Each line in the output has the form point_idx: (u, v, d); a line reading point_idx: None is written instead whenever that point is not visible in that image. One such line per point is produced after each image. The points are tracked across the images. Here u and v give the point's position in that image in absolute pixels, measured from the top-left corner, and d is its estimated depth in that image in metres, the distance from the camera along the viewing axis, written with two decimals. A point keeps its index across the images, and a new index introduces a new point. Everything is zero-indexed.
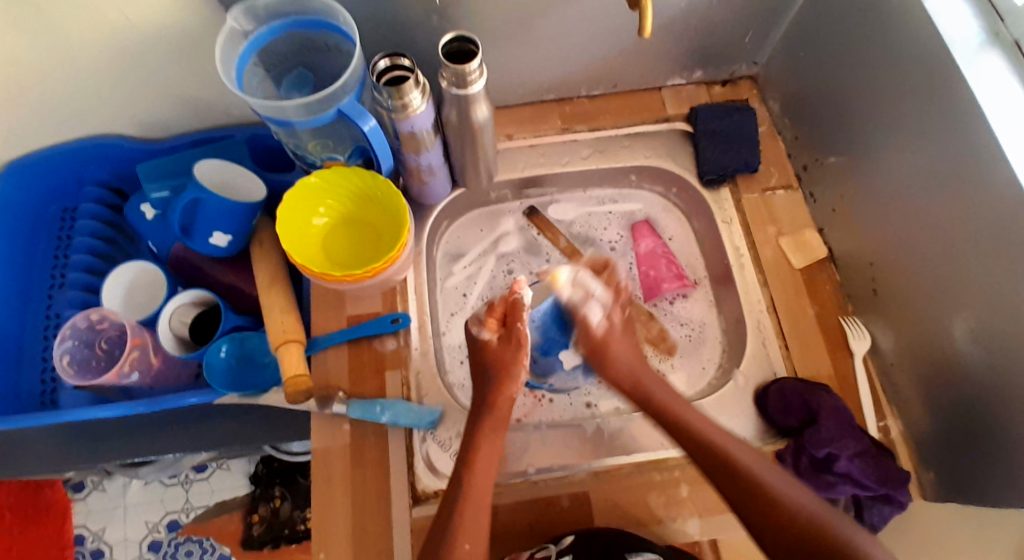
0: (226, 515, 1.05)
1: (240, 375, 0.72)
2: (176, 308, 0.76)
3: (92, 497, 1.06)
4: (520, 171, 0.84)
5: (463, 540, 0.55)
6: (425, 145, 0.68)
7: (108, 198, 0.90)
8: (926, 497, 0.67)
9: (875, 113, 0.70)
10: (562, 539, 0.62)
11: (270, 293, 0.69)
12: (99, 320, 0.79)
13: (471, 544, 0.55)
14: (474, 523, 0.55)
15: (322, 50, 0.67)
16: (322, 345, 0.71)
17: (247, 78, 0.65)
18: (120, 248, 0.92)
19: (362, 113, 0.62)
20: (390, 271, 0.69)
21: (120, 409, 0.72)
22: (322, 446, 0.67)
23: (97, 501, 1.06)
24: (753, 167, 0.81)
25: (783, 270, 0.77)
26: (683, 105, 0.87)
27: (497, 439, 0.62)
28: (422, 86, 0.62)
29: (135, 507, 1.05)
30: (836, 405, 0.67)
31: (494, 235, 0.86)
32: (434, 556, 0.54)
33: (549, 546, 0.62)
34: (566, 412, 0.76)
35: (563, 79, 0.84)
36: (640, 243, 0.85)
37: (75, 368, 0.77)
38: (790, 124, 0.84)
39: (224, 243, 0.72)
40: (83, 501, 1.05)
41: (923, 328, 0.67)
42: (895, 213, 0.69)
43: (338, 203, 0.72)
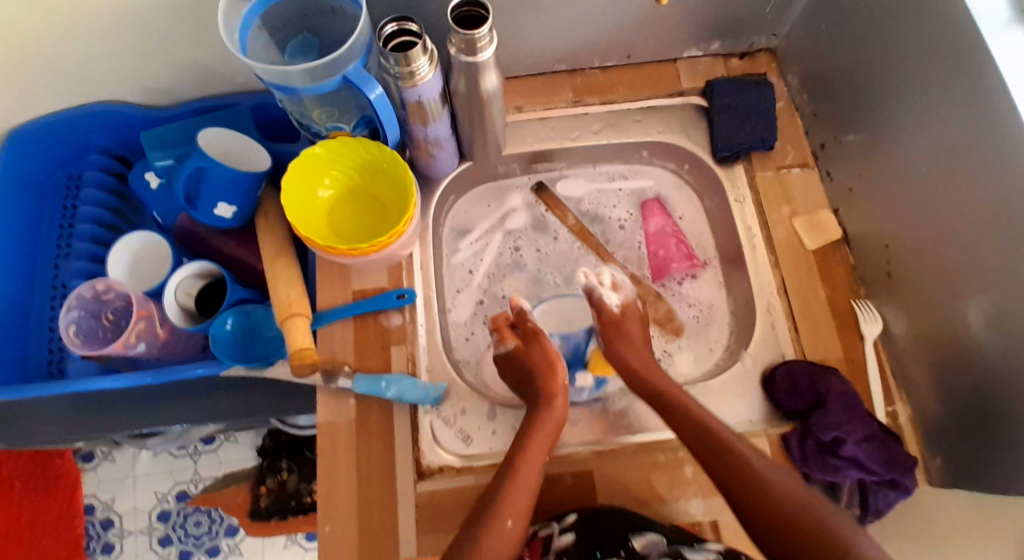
0: (233, 487, 1.07)
1: (245, 348, 0.72)
2: (181, 279, 0.76)
3: (102, 467, 1.08)
4: (529, 145, 0.82)
5: (506, 514, 0.54)
6: (433, 116, 0.67)
7: (112, 166, 0.89)
8: (931, 483, 0.67)
9: (898, 89, 0.67)
10: (565, 518, 0.62)
11: (275, 267, 0.69)
12: (105, 291, 0.78)
13: (513, 521, 0.54)
14: (519, 501, 0.55)
15: (327, 13, 0.65)
16: (327, 319, 0.70)
17: (251, 42, 0.64)
18: (126, 219, 0.91)
19: (368, 81, 0.60)
20: (395, 245, 0.68)
21: (127, 380, 0.72)
22: (327, 420, 0.67)
23: (107, 471, 1.07)
24: (769, 144, 0.79)
25: (795, 251, 0.76)
26: (698, 79, 0.84)
27: (551, 429, 0.62)
28: (430, 53, 0.60)
29: (145, 478, 1.07)
30: (844, 388, 0.66)
31: (501, 211, 0.85)
32: (477, 528, 0.53)
33: (552, 524, 0.62)
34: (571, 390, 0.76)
35: (575, 49, 0.82)
36: (650, 222, 0.84)
37: (81, 339, 0.77)
38: (809, 100, 0.82)
39: (230, 214, 0.72)
40: (93, 471, 1.07)
41: (937, 312, 0.66)
42: (914, 193, 0.67)
43: (343, 175, 0.71)
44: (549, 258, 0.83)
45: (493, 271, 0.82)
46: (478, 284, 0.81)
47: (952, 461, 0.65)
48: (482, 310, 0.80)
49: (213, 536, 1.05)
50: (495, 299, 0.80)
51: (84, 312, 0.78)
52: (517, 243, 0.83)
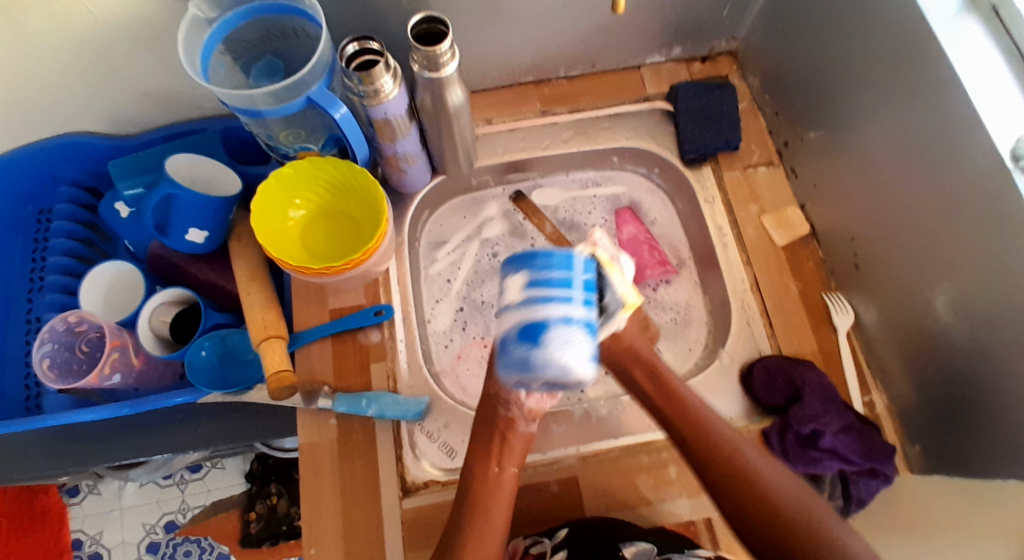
0: (223, 513, 1.05)
1: (224, 372, 0.70)
2: (155, 306, 0.74)
3: (87, 501, 1.05)
4: (500, 156, 0.83)
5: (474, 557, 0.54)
6: (401, 132, 0.67)
7: (82, 198, 0.88)
8: (912, 470, 0.68)
9: (857, 86, 0.69)
10: (556, 534, 0.62)
11: (249, 291, 0.68)
12: (77, 323, 0.77)
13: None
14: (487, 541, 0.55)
15: (289, 36, 0.66)
16: (305, 339, 0.70)
17: (214, 67, 0.64)
18: (97, 249, 0.89)
19: (332, 101, 0.60)
20: (370, 262, 0.68)
21: (103, 412, 0.71)
22: (309, 441, 0.66)
23: (92, 504, 1.05)
24: (735, 145, 0.81)
25: (766, 248, 0.77)
26: (663, 84, 0.86)
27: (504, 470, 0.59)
28: (393, 70, 0.61)
29: (132, 510, 1.05)
30: (820, 381, 0.68)
31: (477, 221, 0.85)
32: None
33: (543, 541, 0.61)
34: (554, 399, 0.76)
35: (539, 60, 0.83)
36: (623, 229, 0.84)
37: (55, 372, 0.76)
38: (771, 100, 0.83)
39: (202, 239, 0.72)
40: (79, 504, 1.05)
41: (907, 302, 0.67)
42: (876, 187, 0.69)
43: (315, 195, 0.71)
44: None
45: (471, 280, 0.82)
46: (457, 292, 0.81)
47: (931, 448, 0.66)
48: (462, 317, 0.80)
49: None
50: (473, 304, 0.81)
51: (58, 345, 0.76)
52: (494, 250, 0.84)
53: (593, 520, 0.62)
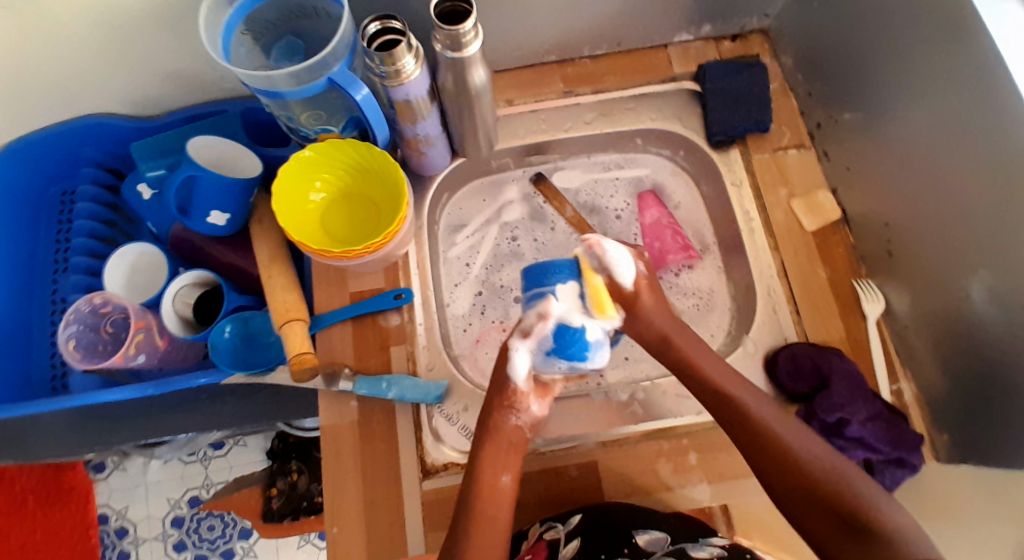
0: (245, 490, 1.07)
1: (245, 354, 0.70)
2: (180, 288, 0.75)
3: (114, 477, 1.08)
4: (521, 138, 0.81)
5: (477, 532, 0.54)
6: (422, 114, 0.66)
7: (104, 178, 0.88)
8: (939, 459, 0.66)
9: (896, 65, 0.66)
10: (570, 519, 0.61)
11: (271, 273, 0.68)
12: (102, 304, 0.78)
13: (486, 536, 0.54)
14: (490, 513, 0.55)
15: (310, 15, 0.65)
16: (326, 322, 0.70)
17: (235, 48, 0.63)
18: (120, 231, 0.90)
19: (353, 81, 0.59)
20: (389, 246, 0.67)
21: (130, 391, 0.71)
22: (329, 423, 0.67)
23: (118, 479, 1.08)
24: (765, 126, 0.78)
25: (794, 233, 0.75)
26: (691, 63, 0.83)
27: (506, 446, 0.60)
28: (416, 50, 0.60)
29: (156, 485, 1.08)
30: (847, 368, 0.66)
31: (497, 205, 0.84)
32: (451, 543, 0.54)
33: (557, 526, 0.61)
34: (574, 383, 0.76)
35: (563, 38, 0.80)
36: (645, 213, 0.83)
37: (82, 353, 0.77)
38: (803, 80, 0.80)
39: (223, 222, 0.71)
40: (105, 481, 1.09)
41: (943, 291, 0.65)
42: (913, 171, 0.66)
43: (336, 177, 0.70)
44: (546, 248, 0.82)
45: (491, 264, 0.81)
46: (476, 276, 0.80)
47: (959, 438, 0.64)
48: (481, 302, 0.79)
49: (227, 539, 1.06)
50: (492, 288, 0.80)
51: (83, 326, 0.77)
52: (514, 234, 0.83)
53: (610, 505, 0.62)
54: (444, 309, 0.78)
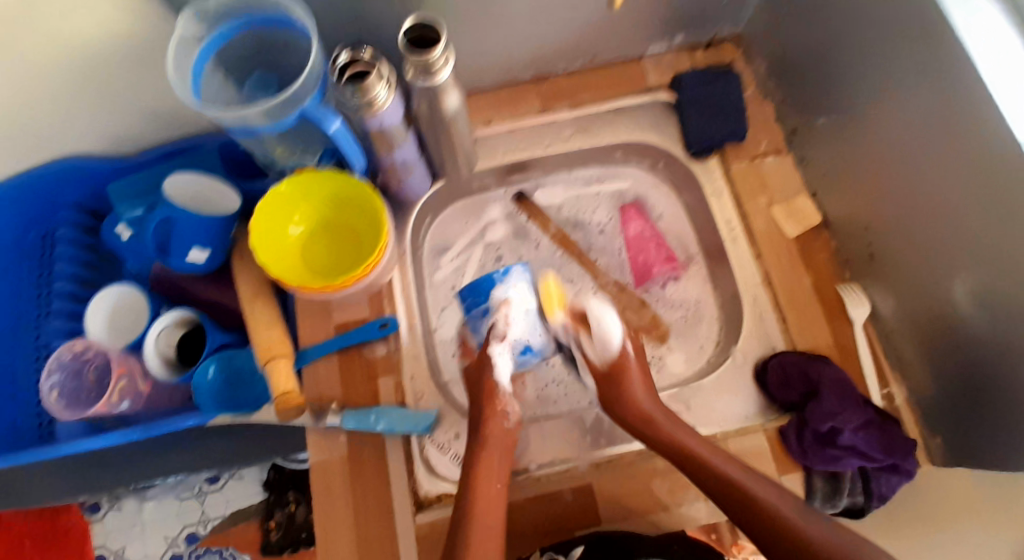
0: (242, 524, 1.05)
1: (231, 394, 0.69)
2: (161, 329, 0.73)
3: (109, 518, 1.06)
4: (501, 157, 0.81)
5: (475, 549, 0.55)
6: (398, 141, 0.66)
7: (84, 222, 0.88)
8: (934, 462, 0.67)
9: (868, 70, 0.66)
10: (573, 549, 0.61)
11: (253, 310, 0.68)
12: (84, 349, 0.77)
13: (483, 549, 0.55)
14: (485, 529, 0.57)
15: (279, 47, 0.64)
16: (311, 356, 0.69)
17: (206, 86, 0.62)
18: (99, 272, 0.89)
19: (327, 114, 0.59)
20: (373, 275, 0.67)
21: (114, 438, 0.71)
22: (319, 459, 0.66)
23: (114, 520, 1.06)
24: (741, 135, 0.78)
25: (775, 240, 0.75)
26: (665, 74, 0.83)
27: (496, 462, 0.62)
28: (387, 79, 0.59)
29: (154, 522, 1.06)
30: (838, 376, 0.66)
31: (480, 224, 0.84)
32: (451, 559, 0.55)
33: (559, 558, 0.60)
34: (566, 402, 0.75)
35: (537, 56, 0.80)
36: (628, 227, 0.82)
37: (66, 401, 0.75)
38: (777, 86, 0.81)
39: (203, 259, 0.70)
40: (100, 522, 1.06)
41: (927, 292, 0.65)
42: (892, 175, 0.66)
43: (313, 208, 0.69)
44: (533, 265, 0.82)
45: None
46: (462, 298, 0.80)
47: (954, 440, 0.65)
48: None
49: None
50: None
51: (67, 373, 0.76)
52: (500, 252, 0.82)
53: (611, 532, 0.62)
54: (433, 333, 0.77)
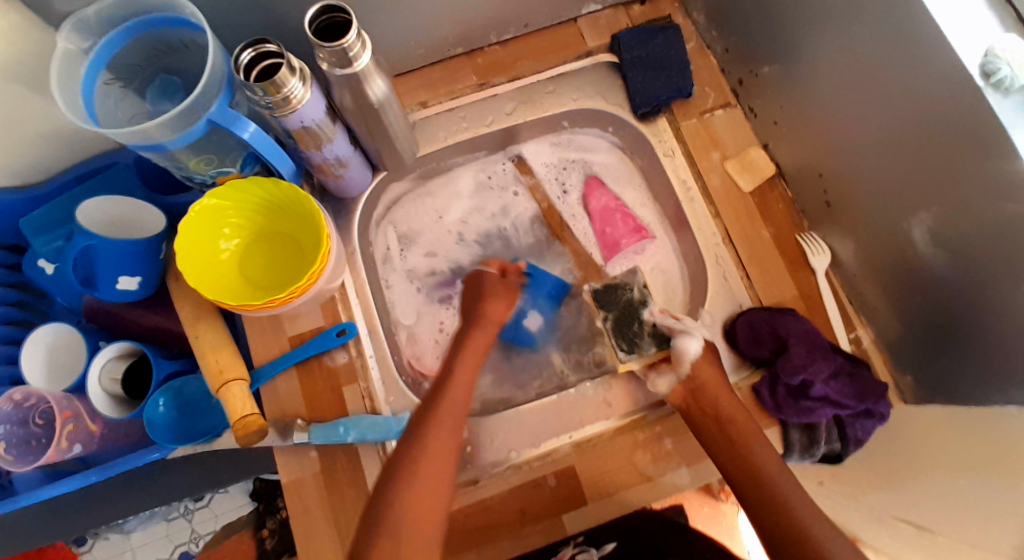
0: (237, 534, 0.99)
1: (187, 424, 0.65)
2: (103, 365, 0.68)
3: (97, 548, 0.99)
4: (443, 141, 0.78)
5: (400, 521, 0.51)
6: (327, 137, 0.62)
7: (4, 258, 0.76)
8: (905, 400, 0.68)
9: (809, 12, 0.63)
10: (603, 546, 0.65)
11: (197, 332, 0.63)
12: (24, 398, 0.70)
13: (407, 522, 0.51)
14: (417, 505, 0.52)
15: (179, 48, 0.59)
16: (269, 374, 0.65)
17: (101, 101, 0.57)
18: (34, 311, 0.78)
19: (237, 120, 0.55)
20: (319, 283, 0.63)
21: (73, 482, 0.66)
22: (291, 478, 0.63)
23: (103, 548, 0.99)
24: (687, 92, 0.76)
25: (732, 196, 0.74)
26: (603, 34, 0.80)
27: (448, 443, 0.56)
28: (299, 71, 0.54)
29: (143, 547, 0.99)
30: (804, 328, 0.66)
31: (441, 190, 0.81)
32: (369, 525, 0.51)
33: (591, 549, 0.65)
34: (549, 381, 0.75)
35: (467, 30, 0.76)
36: (591, 198, 0.79)
37: (14, 453, 0.69)
38: (718, 36, 0.78)
39: (135, 285, 0.66)
40: (88, 552, 0.98)
41: (885, 234, 0.64)
42: (837, 117, 0.65)
43: (246, 218, 0.65)
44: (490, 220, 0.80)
45: (433, 252, 0.79)
46: (420, 267, 0.78)
47: (922, 376, 0.65)
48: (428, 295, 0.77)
49: None
50: (440, 271, 0.78)
51: (9, 424, 0.69)
52: (464, 216, 0.80)
53: (636, 524, 0.67)
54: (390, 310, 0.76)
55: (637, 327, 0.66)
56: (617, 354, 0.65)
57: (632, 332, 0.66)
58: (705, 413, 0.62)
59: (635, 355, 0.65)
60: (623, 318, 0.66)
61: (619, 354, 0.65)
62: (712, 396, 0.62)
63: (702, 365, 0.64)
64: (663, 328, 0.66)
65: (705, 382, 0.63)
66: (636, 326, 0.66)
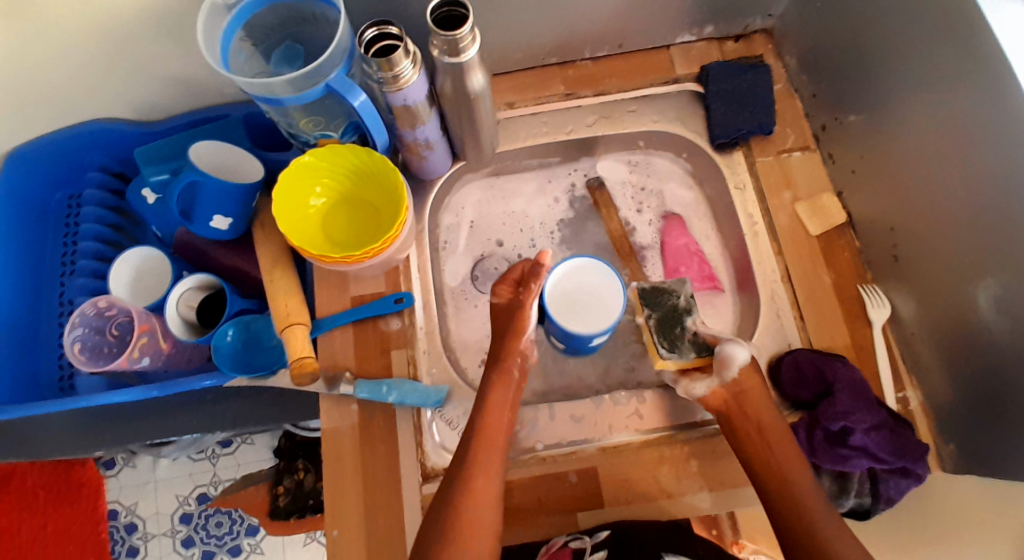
0: (252, 487, 1.08)
1: (247, 357, 0.71)
2: (182, 292, 0.75)
3: (124, 473, 1.10)
4: (521, 141, 0.81)
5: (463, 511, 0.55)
6: (422, 118, 0.66)
7: (110, 183, 0.88)
8: (944, 468, 0.66)
9: (904, 68, 0.64)
10: (596, 533, 0.62)
11: (272, 276, 0.69)
12: (107, 307, 0.77)
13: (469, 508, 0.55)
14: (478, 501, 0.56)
15: (309, 20, 0.65)
16: (328, 326, 0.70)
17: (234, 55, 0.64)
18: (126, 235, 0.90)
19: (351, 88, 0.60)
20: (390, 250, 0.67)
21: (134, 392, 0.72)
22: (330, 426, 0.67)
23: (128, 476, 1.10)
24: (768, 128, 0.77)
25: (797, 237, 0.75)
26: (693, 64, 0.82)
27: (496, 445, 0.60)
28: (412, 55, 0.59)
29: (166, 481, 1.09)
30: (852, 376, 0.65)
31: (519, 184, 0.85)
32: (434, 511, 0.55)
33: (583, 537, 0.62)
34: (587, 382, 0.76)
35: (564, 42, 0.80)
36: (669, 237, 0.80)
37: (87, 355, 0.76)
38: (807, 81, 0.79)
39: (226, 226, 0.72)
40: (114, 477, 1.10)
41: (950, 298, 0.63)
42: (917, 175, 0.65)
43: (335, 181, 0.70)
44: (556, 220, 0.83)
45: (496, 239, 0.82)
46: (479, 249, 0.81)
47: (966, 447, 0.63)
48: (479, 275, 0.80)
49: (234, 536, 1.07)
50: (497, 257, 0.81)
51: (88, 329, 0.77)
52: (532, 212, 0.84)
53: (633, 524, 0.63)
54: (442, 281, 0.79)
55: (679, 331, 0.65)
56: (657, 352, 0.64)
57: (675, 333, 0.64)
58: (747, 418, 0.62)
59: (676, 355, 0.64)
60: (667, 319, 0.65)
61: (659, 353, 0.64)
62: (751, 409, 0.62)
63: (746, 374, 0.63)
64: (705, 337, 0.65)
65: (745, 392, 0.63)
66: (678, 330, 0.65)
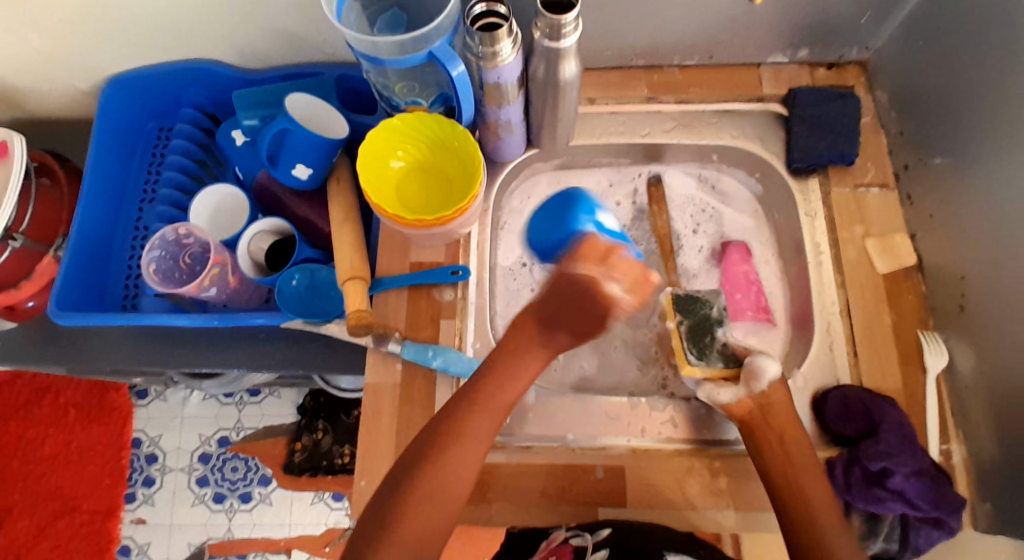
0: (273, 439, 1.11)
1: (310, 303, 0.73)
2: (256, 234, 0.78)
3: (153, 405, 1.14)
4: (595, 137, 0.81)
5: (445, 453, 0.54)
6: (510, 99, 0.68)
7: (202, 122, 0.92)
8: (977, 528, 0.64)
9: (1005, 116, 0.63)
10: (598, 531, 0.62)
11: (341, 230, 0.71)
12: (185, 235, 0.81)
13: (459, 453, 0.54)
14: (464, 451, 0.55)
15: None
16: (386, 285, 0.72)
17: (346, 13, 0.66)
18: (209, 171, 0.93)
19: (453, 58, 0.61)
20: (456, 222, 0.68)
21: (197, 319, 0.75)
22: (372, 382, 0.68)
23: (157, 408, 1.14)
24: (849, 159, 0.76)
25: (862, 272, 0.73)
26: (782, 86, 0.82)
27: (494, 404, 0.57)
28: (514, 36, 0.61)
29: (192, 419, 1.13)
30: (900, 419, 0.64)
31: (587, 181, 0.86)
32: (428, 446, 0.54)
33: (583, 534, 0.62)
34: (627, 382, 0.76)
35: (655, 45, 0.80)
36: (731, 263, 0.79)
37: (160, 277, 0.80)
38: (897, 118, 0.78)
39: (305, 176, 0.74)
40: (145, 407, 1.14)
41: (1016, 356, 0.62)
42: (1000, 226, 0.64)
43: (416, 148, 0.72)
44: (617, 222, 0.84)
45: None
46: None
47: (1009, 511, 0.61)
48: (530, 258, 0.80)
49: (247, 482, 1.09)
50: None
51: (165, 252, 0.81)
52: None
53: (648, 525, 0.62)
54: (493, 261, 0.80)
55: (709, 340, 0.67)
56: (685, 357, 0.66)
57: (705, 341, 0.66)
58: (770, 428, 0.61)
59: (703, 363, 0.65)
60: (699, 328, 0.67)
61: (687, 359, 0.66)
62: (781, 426, 0.61)
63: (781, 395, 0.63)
64: (737, 349, 0.66)
65: (772, 404, 0.62)
66: (709, 340, 0.67)
